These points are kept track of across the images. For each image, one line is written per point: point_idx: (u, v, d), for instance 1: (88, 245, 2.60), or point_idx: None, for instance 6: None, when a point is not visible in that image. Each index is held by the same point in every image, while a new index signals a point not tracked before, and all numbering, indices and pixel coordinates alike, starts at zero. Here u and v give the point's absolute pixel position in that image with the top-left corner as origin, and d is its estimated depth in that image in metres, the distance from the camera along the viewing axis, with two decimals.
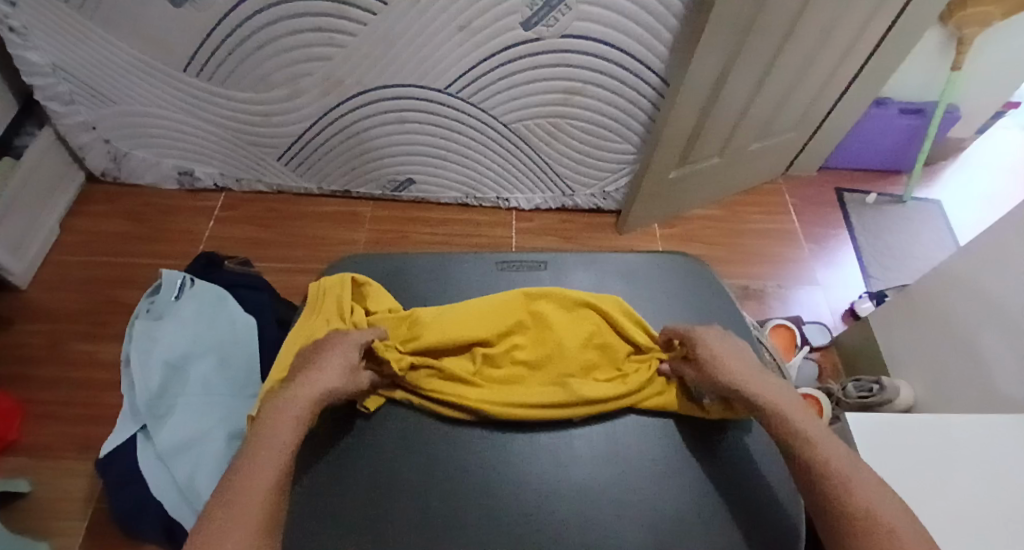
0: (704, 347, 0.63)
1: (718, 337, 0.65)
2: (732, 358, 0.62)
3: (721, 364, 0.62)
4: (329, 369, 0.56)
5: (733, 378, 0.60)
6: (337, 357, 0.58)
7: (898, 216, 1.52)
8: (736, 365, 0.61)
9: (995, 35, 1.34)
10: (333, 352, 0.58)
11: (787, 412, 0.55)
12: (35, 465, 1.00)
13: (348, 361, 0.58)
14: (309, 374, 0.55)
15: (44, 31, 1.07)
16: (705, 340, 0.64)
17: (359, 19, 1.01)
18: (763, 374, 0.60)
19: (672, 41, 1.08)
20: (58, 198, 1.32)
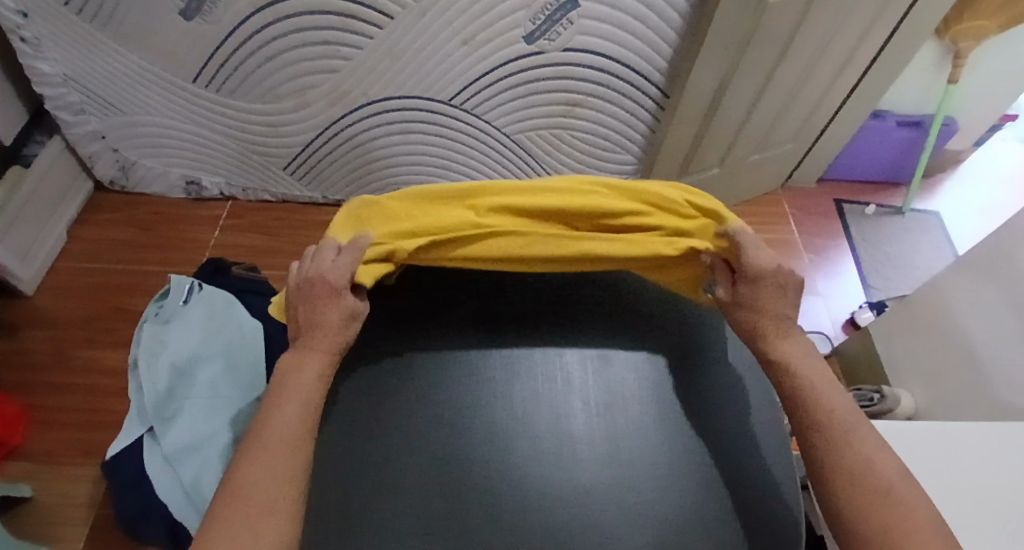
0: (755, 265, 0.55)
1: (772, 254, 0.57)
2: (772, 293, 0.56)
3: (763, 294, 0.56)
4: (324, 329, 0.51)
5: (758, 324, 0.56)
6: (326, 311, 0.52)
7: (897, 227, 1.53)
8: (772, 306, 0.56)
9: (991, 49, 1.36)
10: (327, 308, 0.52)
11: (816, 396, 0.51)
12: (39, 470, 1.00)
13: (340, 304, 0.52)
14: (307, 339, 0.51)
15: (56, 42, 1.09)
16: (756, 254, 0.56)
17: (365, 32, 1.03)
18: (790, 322, 0.56)
19: (671, 54, 1.10)
20: (66, 206, 1.33)
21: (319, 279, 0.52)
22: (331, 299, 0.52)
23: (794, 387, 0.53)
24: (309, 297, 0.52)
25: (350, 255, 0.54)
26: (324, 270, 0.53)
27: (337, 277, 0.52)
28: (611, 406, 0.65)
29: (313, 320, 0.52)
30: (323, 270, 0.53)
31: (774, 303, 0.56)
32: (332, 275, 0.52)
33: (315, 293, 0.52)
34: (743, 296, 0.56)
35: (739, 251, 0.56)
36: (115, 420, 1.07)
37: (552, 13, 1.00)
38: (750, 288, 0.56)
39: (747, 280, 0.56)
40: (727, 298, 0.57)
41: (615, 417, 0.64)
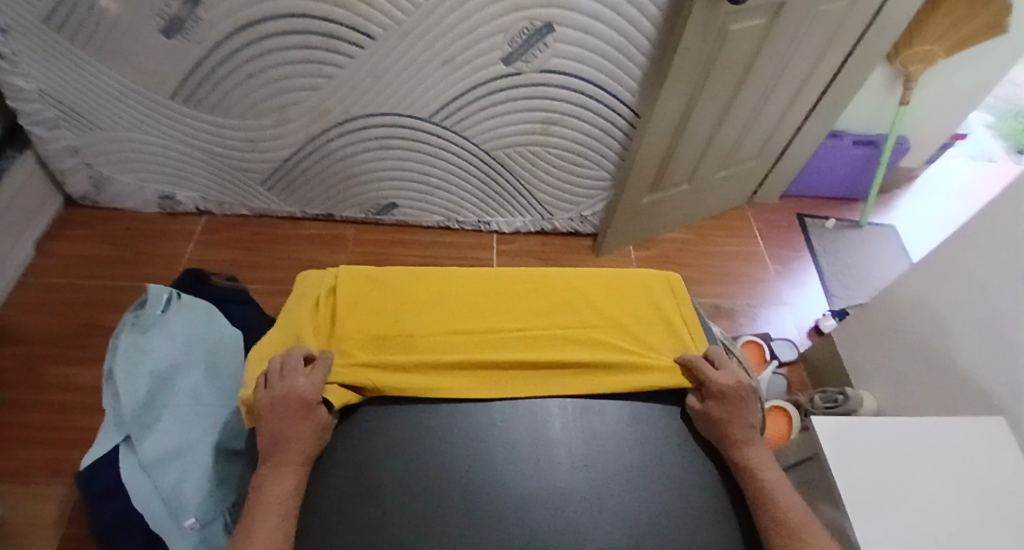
0: (717, 383, 0.69)
1: (733, 373, 0.70)
2: (737, 405, 0.67)
3: (730, 407, 0.67)
4: (300, 443, 0.59)
5: (727, 434, 0.66)
6: (303, 425, 0.60)
7: (856, 240, 1.61)
8: (740, 416, 0.67)
9: (937, 72, 1.46)
10: (298, 421, 0.60)
11: (757, 471, 0.63)
12: (3, 490, 0.97)
13: (314, 417, 0.62)
14: (280, 455, 0.58)
15: (33, 58, 1.09)
16: (716, 376, 0.70)
17: (347, 52, 1.06)
18: (756, 431, 0.67)
19: (641, 77, 1.16)
20: (37, 221, 1.31)
21: (294, 397, 0.61)
22: (305, 414, 0.61)
23: (739, 467, 0.64)
24: (284, 414, 0.60)
25: (318, 374, 0.65)
26: (301, 388, 0.62)
27: (310, 394, 0.62)
28: (588, 410, 0.71)
29: (288, 435, 0.59)
30: (295, 390, 0.62)
31: (738, 412, 0.67)
32: (307, 393, 0.62)
33: (289, 413, 0.60)
34: (712, 410, 0.68)
35: (704, 374, 0.71)
36: (86, 437, 1.04)
37: (529, 37, 1.06)
38: (719, 403, 0.68)
39: (715, 394, 0.68)
40: (699, 412, 0.69)
41: (591, 420, 0.71)
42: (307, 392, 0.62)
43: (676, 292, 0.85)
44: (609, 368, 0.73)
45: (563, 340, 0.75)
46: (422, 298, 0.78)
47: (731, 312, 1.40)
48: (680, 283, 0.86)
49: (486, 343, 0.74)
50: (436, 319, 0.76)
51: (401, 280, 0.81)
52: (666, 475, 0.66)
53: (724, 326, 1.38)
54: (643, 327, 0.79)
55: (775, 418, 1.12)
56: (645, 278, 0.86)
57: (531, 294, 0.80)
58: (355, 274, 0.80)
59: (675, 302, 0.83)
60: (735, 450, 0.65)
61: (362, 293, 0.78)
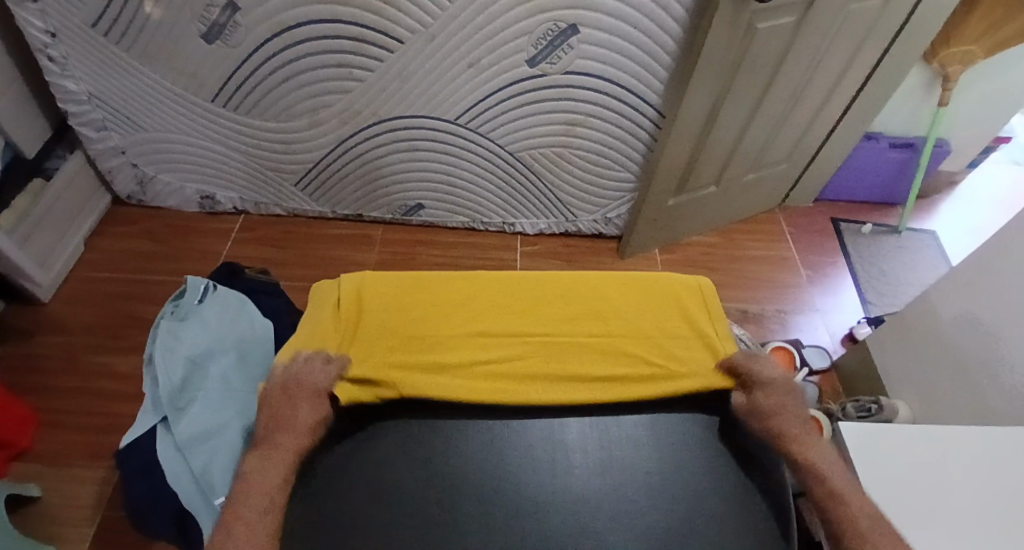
0: (762, 377, 0.69)
1: (777, 370, 0.71)
2: (784, 399, 0.68)
3: (774, 397, 0.68)
4: (294, 430, 0.61)
5: (782, 430, 0.65)
6: (306, 409, 0.63)
7: (892, 246, 1.55)
8: (788, 410, 0.67)
9: (978, 73, 1.41)
10: (298, 405, 0.63)
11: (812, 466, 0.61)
12: (46, 470, 1.02)
13: (317, 405, 0.64)
14: (277, 438, 0.60)
15: (84, 63, 1.16)
16: (762, 370, 0.70)
17: (376, 56, 1.09)
18: (810, 422, 0.67)
19: (667, 77, 1.15)
20: (84, 218, 1.38)
21: (302, 384, 0.64)
22: (312, 401, 0.64)
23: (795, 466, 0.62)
24: (294, 398, 0.63)
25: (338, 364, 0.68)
26: (315, 378, 0.65)
27: (321, 383, 0.65)
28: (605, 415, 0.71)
29: (287, 415, 0.62)
30: (307, 376, 0.65)
31: (781, 404, 0.67)
32: (317, 380, 0.65)
33: (295, 394, 0.63)
34: (761, 404, 0.68)
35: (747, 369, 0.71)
36: (123, 423, 1.09)
37: (554, 38, 1.06)
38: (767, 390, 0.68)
39: (758, 387, 0.69)
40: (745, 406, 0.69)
41: (608, 427, 0.70)
42: (318, 379, 0.65)
43: (706, 298, 0.82)
44: (638, 379, 0.73)
45: (589, 351, 0.75)
46: (447, 303, 0.78)
47: (759, 317, 1.37)
48: (711, 290, 0.83)
49: (510, 354, 0.74)
50: (461, 323, 0.76)
51: (426, 281, 0.80)
52: (685, 481, 0.65)
53: (752, 332, 1.35)
54: (672, 334, 0.78)
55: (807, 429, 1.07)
56: (678, 284, 0.83)
57: (557, 300, 0.79)
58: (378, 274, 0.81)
59: (703, 306, 0.81)
60: (789, 445, 0.64)
61: (385, 296, 0.78)
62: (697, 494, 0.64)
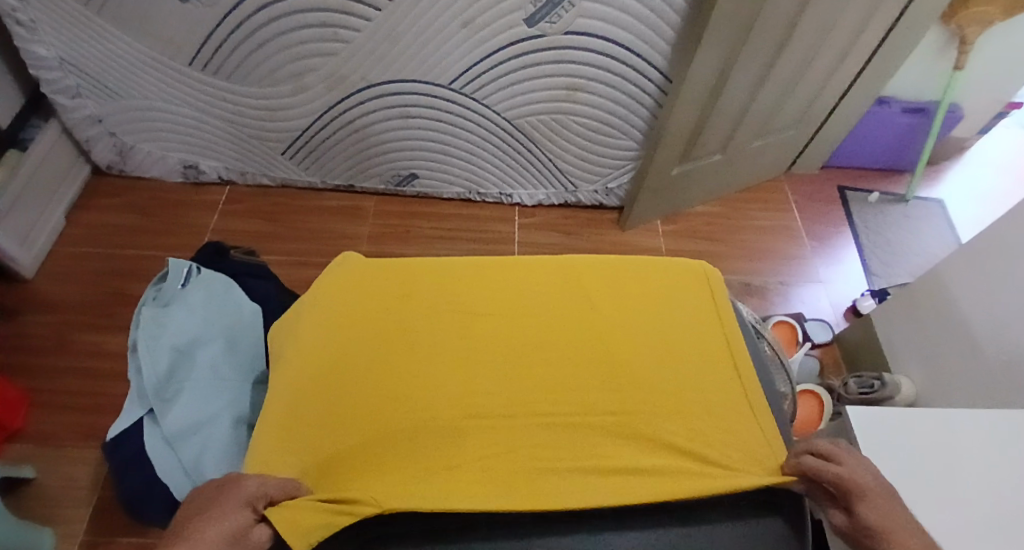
0: (848, 481, 0.46)
1: (861, 463, 0.48)
2: (895, 509, 0.44)
3: (883, 512, 0.44)
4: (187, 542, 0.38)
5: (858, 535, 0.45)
6: (227, 520, 0.41)
7: (899, 215, 1.52)
8: (906, 525, 0.43)
9: (997, 34, 1.34)
10: (220, 517, 0.41)
11: None
12: (39, 452, 1.01)
13: (246, 520, 0.42)
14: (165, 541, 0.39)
15: (53, 25, 1.08)
16: (843, 469, 0.47)
17: (363, 14, 1.02)
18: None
19: (675, 37, 1.09)
20: (64, 191, 1.33)
21: (231, 490, 0.45)
22: (236, 512, 0.42)
23: None
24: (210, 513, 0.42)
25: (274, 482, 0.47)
26: (245, 487, 0.44)
27: (253, 489, 0.44)
28: None
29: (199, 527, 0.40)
30: (241, 484, 0.45)
31: (899, 516, 0.43)
32: (249, 486, 0.45)
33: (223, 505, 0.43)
34: (859, 518, 0.44)
35: (821, 472, 0.48)
36: (116, 403, 1.07)
37: None
38: (862, 507, 0.44)
39: (851, 500, 0.45)
40: (849, 528, 0.45)
41: None
42: (251, 488, 0.44)
43: (717, 293, 0.73)
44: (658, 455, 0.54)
45: (602, 410, 0.57)
46: (426, 352, 0.62)
47: (762, 290, 1.35)
48: (718, 281, 0.75)
49: (498, 420, 0.55)
50: (440, 372, 0.60)
51: (409, 315, 0.66)
52: None
53: (754, 305, 1.33)
54: (707, 389, 0.61)
55: (805, 401, 1.08)
56: (688, 279, 0.74)
57: (567, 339, 0.64)
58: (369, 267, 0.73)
59: (714, 309, 0.71)
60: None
61: (349, 340, 0.63)
62: None
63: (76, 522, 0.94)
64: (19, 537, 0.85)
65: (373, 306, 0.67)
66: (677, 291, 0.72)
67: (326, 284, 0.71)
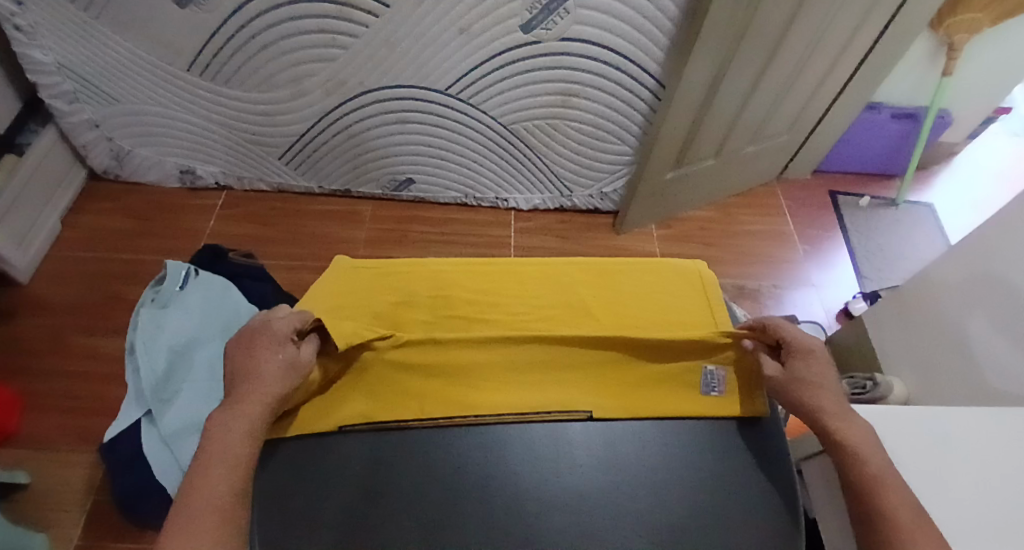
0: (799, 341, 0.59)
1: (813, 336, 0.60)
2: (824, 366, 0.57)
3: (815, 368, 0.57)
4: (262, 375, 0.52)
5: (822, 401, 0.54)
6: (265, 358, 0.54)
7: (889, 219, 1.54)
8: (830, 380, 0.56)
9: (984, 42, 1.37)
10: (265, 356, 0.54)
11: (883, 471, 0.47)
12: (33, 457, 1.00)
13: (276, 354, 0.54)
14: (243, 391, 0.51)
15: (51, 30, 1.09)
16: (796, 333, 0.60)
17: (361, 20, 1.03)
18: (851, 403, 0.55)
19: (668, 44, 1.10)
20: (61, 195, 1.33)
21: (262, 331, 0.56)
22: (271, 347, 0.55)
23: (840, 451, 0.49)
24: (253, 348, 0.55)
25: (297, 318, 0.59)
26: (279, 325, 0.57)
27: (284, 329, 0.57)
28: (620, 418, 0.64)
29: (251, 366, 0.53)
30: (270, 325, 0.57)
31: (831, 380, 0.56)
32: (278, 328, 0.57)
33: (261, 342, 0.55)
34: (797, 370, 0.58)
35: (782, 330, 0.61)
36: (111, 407, 1.07)
37: (549, 3, 1.01)
38: (801, 359, 0.58)
39: (799, 355, 0.59)
40: (780, 377, 0.58)
41: (614, 421, 0.62)
42: (282, 327, 0.57)
43: (711, 294, 0.76)
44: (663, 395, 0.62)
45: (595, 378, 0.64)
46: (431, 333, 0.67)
47: (755, 293, 1.37)
48: (714, 282, 0.77)
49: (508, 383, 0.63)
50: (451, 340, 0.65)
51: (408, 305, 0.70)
52: (706, 464, 0.59)
53: (747, 308, 1.34)
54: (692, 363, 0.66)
55: None
56: (684, 283, 0.77)
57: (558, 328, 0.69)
58: (368, 266, 0.76)
59: (710, 314, 0.73)
60: (827, 420, 0.52)
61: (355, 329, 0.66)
62: (719, 480, 0.58)
63: (70, 526, 0.94)
64: (14, 541, 0.85)
65: (374, 310, 0.70)
66: (670, 295, 0.75)
67: (318, 292, 0.72)
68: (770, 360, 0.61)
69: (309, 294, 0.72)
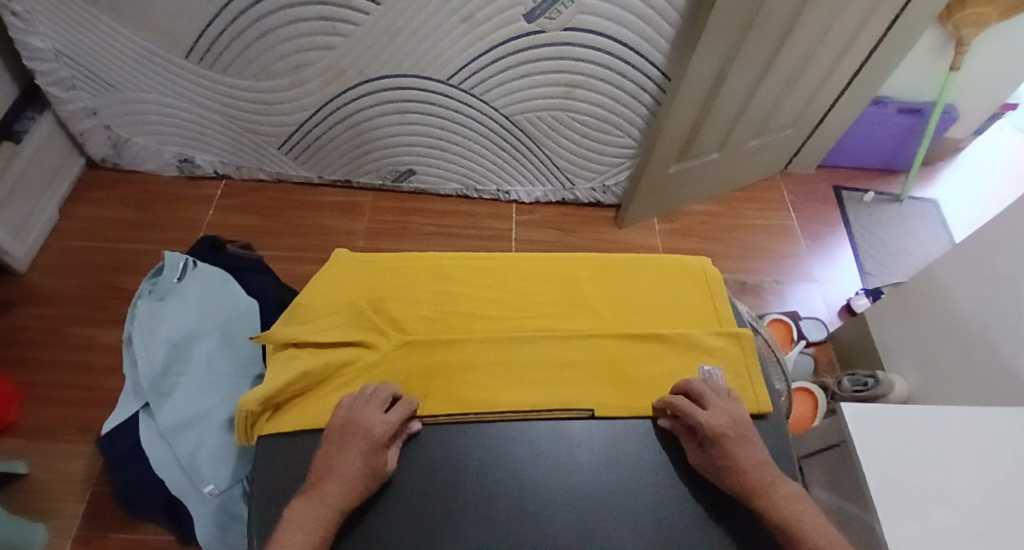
0: (709, 427, 0.55)
1: (722, 406, 0.57)
2: (741, 446, 0.54)
3: (734, 451, 0.54)
4: (344, 477, 0.50)
5: (747, 489, 0.52)
6: (355, 461, 0.51)
7: (893, 215, 1.53)
8: (750, 459, 0.53)
9: (993, 36, 1.35)
10: (351, 455, 0.51)
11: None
12: (33, 447, 1.00)
13: (371, 461, 0.52)
14: (322, 488, 0.49)
15: (47, 16, 1.07)
16: (704, 415, 0.56)
17: (361, 8, 1.01)
18: (774, 470, 0.53)
19: (674, 35, 1.08)
20: (59, 184, 1.32)
21: (360, 429, 0.53)
22: (366, 452, 0.52)
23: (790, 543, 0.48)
24: (348, 447, 0.52)
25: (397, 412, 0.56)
26: (371, 418, 0.54)
27: (379, 431, 0.53)
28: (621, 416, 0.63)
29: (341, 469, 0.50)
30: (367, 423, 0.54)
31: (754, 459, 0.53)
32: (377, 429, 0.53)
33: (355, 442, 0.53)
34: (716, 459, 0.54)
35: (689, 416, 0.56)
36: (111, 398, 1.06)
37: None
38: (719, 446, 0.54)
39: (712, 442, 0.54)
40: (704, 465, 0.55)
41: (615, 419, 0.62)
42: (379, 428, 0.54)
43: (715, 290, 0.75)
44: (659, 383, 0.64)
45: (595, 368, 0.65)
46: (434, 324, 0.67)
47: (757, 288, 1.36)
48: (717, 279, 0.76)
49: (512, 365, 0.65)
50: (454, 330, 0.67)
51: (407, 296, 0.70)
52: None
53: (749, 303, 1.33)
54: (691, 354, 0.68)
55: (800, 399, 1.09)
56: (686, 278, 0.76)
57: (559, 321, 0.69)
58: (369, 260, 0.75)
59: (712, 309, 0.73)
60: (767, 510, 0.50)
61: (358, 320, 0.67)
62: None
63: (71, 517, 0.94)
64: (14, 531, 0.85)
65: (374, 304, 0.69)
66: (673, 292, 0.75)
67: (316, 287, 0.72)
68: (692, 445, 0.57)
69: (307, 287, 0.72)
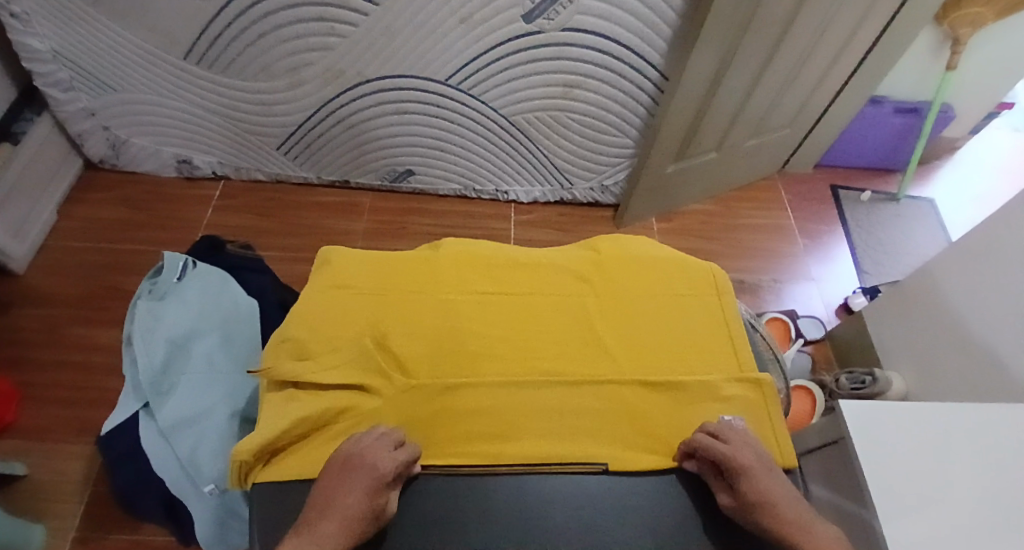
0: (737, 462, 0.54)
1: (742, 440, 0.57)
2: (770, 481, 0.53)
3: (764, 486, 0.52)
4: (342, 512, 0.48)
5: (781, 525, 0.50)
6: (357, 498, 0.50)
7: (890, 214, 1.53)
8: (781, 496, 0.52)
9: (988, 36, 1.36)
10: (351, 491, 0.50)
11: None
12: (31, 447, 1.00)
13: (375, 500, 0.50)
14: (319, 524, 0.47)
15: (46, 17, 1.07)
16: (731, 450, 0.55)
17: (359, 9, 1.01)
18: (807, 506, 0.52)
19: (671, 35, 1.09)
20: (57, 185, 1.32)
21: (365, 464, 0.52)
22: (369, 490, 0.50)
23: None
24: (351, 482, 0.51)
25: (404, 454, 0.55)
26: (381, 457, 0.53)
27: (388, 470, 0.52)
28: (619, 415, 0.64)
29: (342, 503, 0.49)
30: (375, 458, 0.52)
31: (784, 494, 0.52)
32: (386, 468, 0.52)
33: (359, 476, 0.51)
34: (748, 497, 0.52)
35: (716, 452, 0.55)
36: (109, 398, 1.06)
37: None
38: (749, 482, 0.53)
39: (741, 479, 0.53)
40: (734, 507, 0.53)
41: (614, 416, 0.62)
42: (388, 467, 0.52)
43: (721, 296, 0.77)
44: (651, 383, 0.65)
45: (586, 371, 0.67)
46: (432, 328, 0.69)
47: (755, 287, 1.36)
48: (725, 284, 0.79)
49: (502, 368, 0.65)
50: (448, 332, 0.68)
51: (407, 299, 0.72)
52: None
53: (747, 302, 1.34)
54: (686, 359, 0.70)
55: (798, 397, 1.09)
56: (688, 283, 0.79)
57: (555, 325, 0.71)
58: (367, 258, 0.77)
59: (721, 319, 0.75)
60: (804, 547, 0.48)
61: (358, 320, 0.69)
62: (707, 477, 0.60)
63: (70, 516, 0.94)
64: (12, 530, 0.85)
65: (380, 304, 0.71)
66: (679, 297, 0.77)
67: (321, 285, 0.73)
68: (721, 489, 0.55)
69: (311, 285, 0.73)
